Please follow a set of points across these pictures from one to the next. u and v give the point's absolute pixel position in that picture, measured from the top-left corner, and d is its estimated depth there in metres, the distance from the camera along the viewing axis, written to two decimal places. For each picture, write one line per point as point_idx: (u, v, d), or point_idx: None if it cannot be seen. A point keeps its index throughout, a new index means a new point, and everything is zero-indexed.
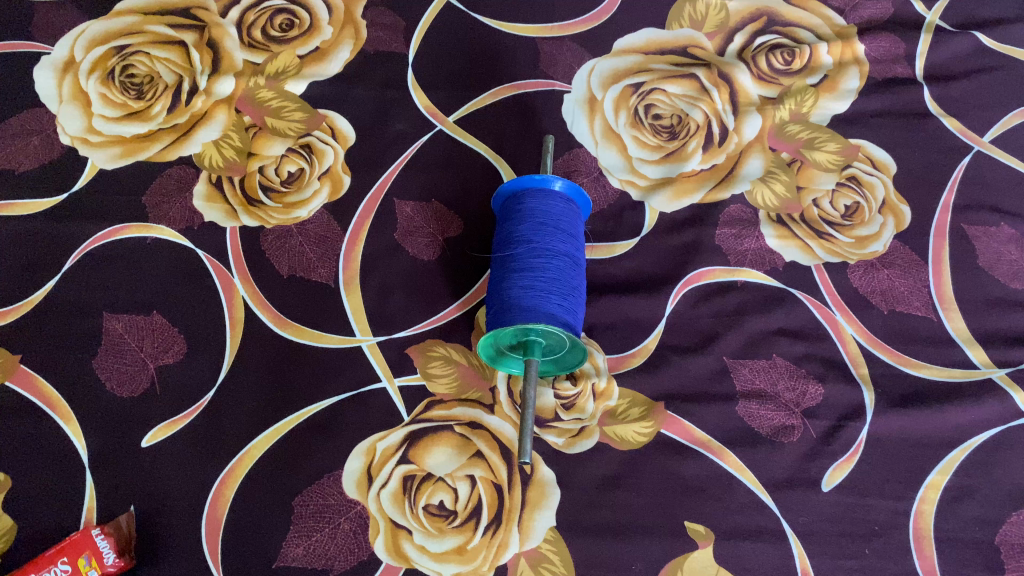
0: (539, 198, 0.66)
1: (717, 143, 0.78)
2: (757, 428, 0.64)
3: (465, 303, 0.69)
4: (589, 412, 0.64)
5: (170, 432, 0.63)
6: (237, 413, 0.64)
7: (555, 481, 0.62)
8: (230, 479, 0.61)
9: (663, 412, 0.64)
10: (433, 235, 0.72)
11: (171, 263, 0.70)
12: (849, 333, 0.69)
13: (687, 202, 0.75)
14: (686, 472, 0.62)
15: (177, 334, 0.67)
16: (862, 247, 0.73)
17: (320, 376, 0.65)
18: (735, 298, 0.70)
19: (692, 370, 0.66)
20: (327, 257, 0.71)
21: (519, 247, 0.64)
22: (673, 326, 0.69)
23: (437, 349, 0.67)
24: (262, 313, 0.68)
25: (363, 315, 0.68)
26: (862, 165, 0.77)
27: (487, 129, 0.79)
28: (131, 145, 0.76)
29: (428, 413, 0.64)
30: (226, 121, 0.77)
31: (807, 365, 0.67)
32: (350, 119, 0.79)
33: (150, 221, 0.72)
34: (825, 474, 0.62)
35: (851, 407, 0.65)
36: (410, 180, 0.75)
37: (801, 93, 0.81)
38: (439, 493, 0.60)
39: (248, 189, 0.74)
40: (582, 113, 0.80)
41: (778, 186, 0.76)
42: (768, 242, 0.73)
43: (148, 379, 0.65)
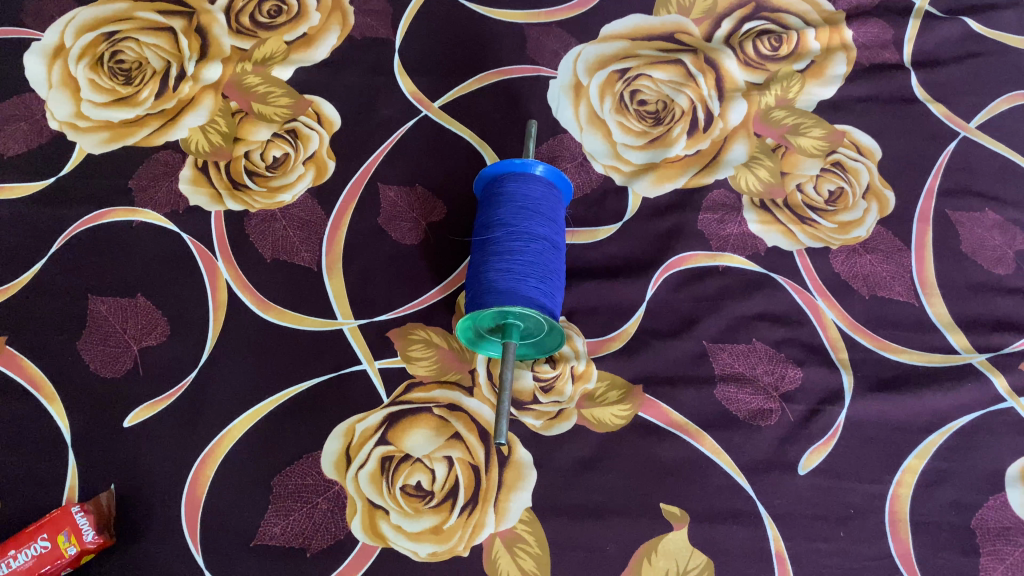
0: (518, 182, 0.66)
1: (702, 129, 0.78)
2: (735, 412, 0.64)
3: (447, 287, 0.70)
4: (568, 395, 0.65)
5: (152, 412, 0.64)
6: (219, 394, 0.64)
7: (531, 463, 0.62)
8: (210, 458, 0.62)
9: (640, 395, 0.65)
10: (416, 219, 0.73)
11: (156, 246, 0.71)
12: (830, 317, 0.69)
13: (671, 187, 0.75)
14: (663, 454, 0.62)
15: (161, 316, 0.68)
16: (845, 232, 0.73)
17: (302, 358, 0.66)
18: (716, 283, 0.70)
19: (671, 354, 0.67)
20: (311, 241, 0.71)
21: (498, 231, 0.65)
22: (653, 311, 0.69)
23: (418, 332, 0.67)
24: (245, 296, 0.69)
25: (345, 298, 0.69)
26: (847, 151, 0.77)
27: (473, 114, 0.79)
28: (119, 130, 0.77)
29: (407, 395, 0.64)
30: (213, 106, 0.77)
31: (786, 349, 0.67)
32: (337, 105, 0.79)
33: (136, 205, 0.73)
34: (802, 457, 0.63)
35: (830, 391, 0.65)
36: (394, 165, 0.76)
37: (787, 79, 0.81)
38: (416, 474, 0.61)
39: (233, 174, 0.74)
40: (567, 99, 0.80)
41: (762, 172, 0.76)
42: (751, 227, 0.73)
43: (131, 361, 0.65)
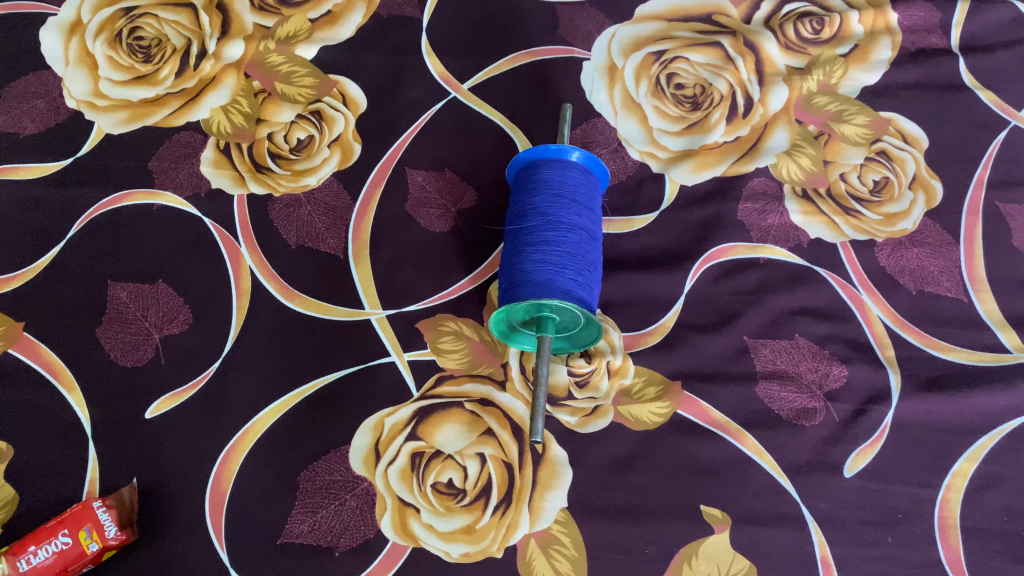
0: (554, 169, 0.64)
1: (741, 115, 0.75)
2: (778, 411, 0.62)
3: (478, 277, 0.67)
4: (604, 391, 0.62)
5: (174, 403, 0.61)
6: (243, 386, 0.62)
7: (567, 461, 0.60)
8: (234, 452, 0.60)
9: (679, 392, 0.62)
10: (445, 206, 0.70)
11: (178, 231, 0.69)
12: (875, 313, 0.66)
13: (709, 175, 0.73)
14: (703, 454, 0.60)
15: (183, 303, 0.65)
16: (891, 225, 0.70)
17: (328, 349, 0.64)
18: (757, 275, 0.68)
19: (711, 350, 0.64)
20: (337, 227, 0.69)
21: (534, 219, 0.62)
22: (692, 304, 0.66)
23: (448, 323, 0.65)
24: (269, 283, 0.66)
25: (372, 287, 0.66)
26: (892, 139, 0.74)
27: (503, 96, 0.76)
28: (138, 110, 0.74)
29: (437, 389, 0.62)
30: (235, 86, 0.75)
31: (830, 346, 0.65)
32: (362, 85, 0.76)
33: (156, 188, 0.71)
34: (847, 459, 0.60)
35: (876, 390, 0.63)
36: (422, 149, 0.73)
37: (830, 63, 0.78)
38: (447, 471, 0.59)
39: (256, 156, 0.72)
40: (602, 81, 0.77)
41: (804, 160, 0.73)
42: (793, 218, 0.71)
43: (152, 350, 0.63)
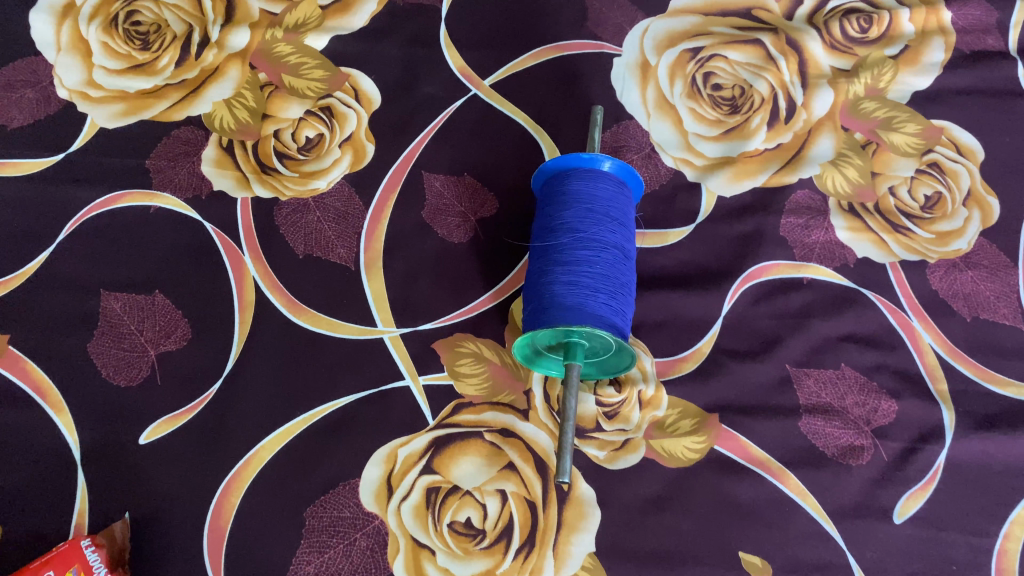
0: (586, 180, 0.58)
1: (783, 120, 0.70)
2: (823, 449, 0.57)
3: (499, 293, 0.62)
4: (635, 422, 0.58)
5: (171, 428, 0.57)
6: (245, 410, 0.57)
7: (595, 501, 0.55)
8: (236, 484, 0.55)
9: (716, 425, 0.58)
10: (464, 214, 0.65)
11: (176, 238, 0.64)
12: (927, 341, 0.61)
13: (749, 185, 0.68)
14: (742, 495, 0.56)
15: (181, 317, 0.61)
16: (944, 244, 0.65)
17: (337, 370, 0.59)
18: (801, 298, 0.63)
19: (751, 379, 0.59)
20: (348, 235, 0.64)
21: (564, 236, 0.57)
22: (730, 328, 0.62)
23: (466, 344, 0.60)
24: (274, 297, 0.61)
25: (386, 303, 0.62)
26: (945, 150, 0.69)
27: (527, 94, 0.71)
28: (135, 102, 0.69)
29: (455, 417, 0.58)
30: (239, 78, 0.70)
31: (879, 378, 0.60)
32: (376, 80, 0.71)
33: (154, 188, 0.65)
34: (897, 503, 0.56)
35: (928, 428, 0.58)
36: (440, 151, 0.68)
37: (878, 65, 0.72)
38: (465, 509, 0.54)
39: (262, 155, 0.67)
40: (633, 80, 0.72)
41: (850, 171, 0.68)
42: (838, 235, 0.66)
43: (148, 368, 0.59)
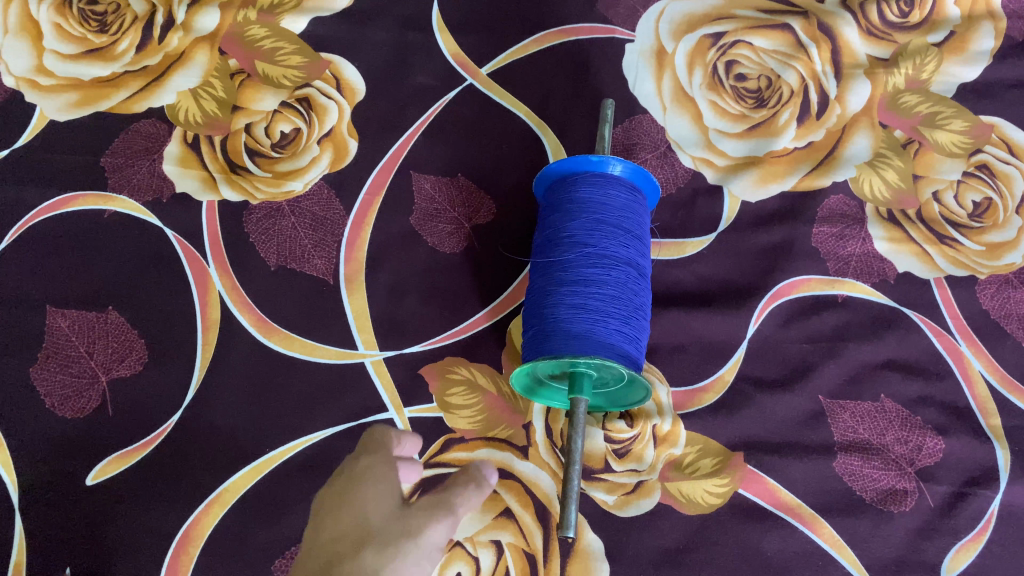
0: (595, 186, 0.51)
1: (814, 115, 0.62)
2: (860, 493, 0.51)
3: (496, 311, 0.55)
4: (649, 462, 0.51)
5: (122, 466, 0.50)
6: (207, 447, 0.51)
7: (602, 554, 0.49)
8: (194, 532, 0.49)
9: (741, 466, 0.51)
10: (458, 220, 0.58)
11: (134, 246, 0.57)
12: (977, 369, 0.55)
13: (776, 189, 0.61)
14: (770, 547, 0.49)
15: (137, 338, 0.54)
16: (995, 258, 0.58)
17: (313, 400, 0.52)
18: (835, 318, 0.56)
19: (779, 413, 0.53)
20: (326, 244, 0.57)
21: (570, 251, 0.49)
22: (755, 353, 0.55)
23: (458, 370, 0.53)
24: (242, 314, 0.55)
25: (368, 322, 0.55)
26: (996, 151, 0.61)
27: (530, 84, 0.63)
28: (90, 91, 0.62)
29: (444, 455, 0.51)
30: (208, 64, 0.62)
31: (923, 411, 0.53)
32: (360, 67, 0.64)
33: (109, 190, 0.58)
34: (945, 558, 0.49)
35: (979, 470, 0.51)
36: (431, 148, 0.61)
37: (921, 54, 0.64)
38: (455, 563, 0.48)
39: (231, 153, 0.60)
40: (647, 69, 0.64)
41: (889, 174, 0.61)
42: (876, 246, 0.58)
43: (99, 398, 0.52)
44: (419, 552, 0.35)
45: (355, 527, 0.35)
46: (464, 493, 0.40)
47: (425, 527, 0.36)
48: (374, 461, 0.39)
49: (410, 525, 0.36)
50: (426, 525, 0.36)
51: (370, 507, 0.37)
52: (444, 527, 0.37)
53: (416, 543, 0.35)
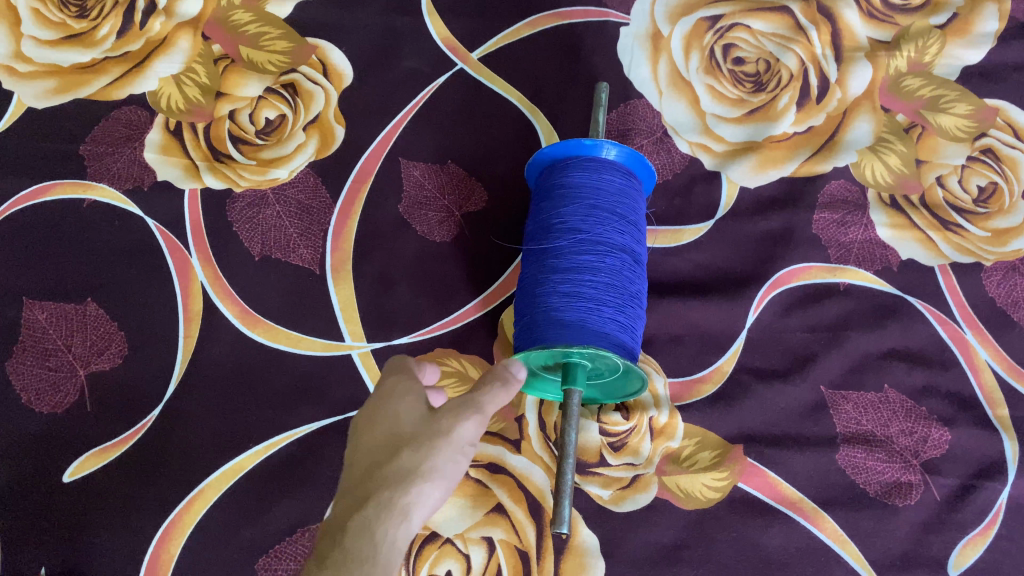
0: (588, 170, 0.49)
1: (814, 99, 0.61)
2: (865, 487, 0.49)
3: (488, 302, 0.54)
4: (645, 455, 0.50)
5: (100, 463, 0.49)
6: (188, 443, 0.49)
7: (598, 550, 0.47)
8: (174, 530, 0.47)
9: (741, 459, 0.50)
10: (448, 208, 0.56)
11: (114, 236, 0.55)
12: (983, 358, 0.53)
13: (775, 175, 0.59)
14: (771, 543, 0.48)
15: (117, 330, 0.52)
16: (1001, 244, 0.56)
17: (298, 393, 0.51)
18: (837, 307, 0.54)
19: (779, 404, 0.51)
20: (312, 234, 0.55)
21: (562, 237, 0.48)
22: (755, 343, 0.53)
23: (449, 362, 0.52)
24: (225, 306, 0.53)
25: (356, 313, 0.53)
26: (1001, 135, 0.60)
27: (522, 69, 0.62)
28: (69, 78, 0.60)
29: None
30: (191, 50, 0.61)
31: (929, 402, 0.51)
32: (347, 52, 0.62)
33: (88, 178, 0.57)
34: (952, 553, 0.48)
35: (987, 462, 0.50)
36: (420, 135, 0.59)
37: (923, 36, 0.63)
38: (445, 561, 0.47)
39: (215, 140, 0.58)
40: (643, 53, 0.62)
41: (892, 159, 0.59)
42: (879, 232, 0.57)
43: (76, 392, 0.50)
44: (453, 450, 0.36)
45: (390, 433, 0.37)
46: (490, 391, 0.38)
47: (455, 425, 0.36)
48: (400, 373, 0.40)
49: (440, 424, 0.36)
50: (456, 423, 0.36)
51: (402, 413, 0.37)
52: (475, 421, 0.37)
53: (448, 441, 0.36)
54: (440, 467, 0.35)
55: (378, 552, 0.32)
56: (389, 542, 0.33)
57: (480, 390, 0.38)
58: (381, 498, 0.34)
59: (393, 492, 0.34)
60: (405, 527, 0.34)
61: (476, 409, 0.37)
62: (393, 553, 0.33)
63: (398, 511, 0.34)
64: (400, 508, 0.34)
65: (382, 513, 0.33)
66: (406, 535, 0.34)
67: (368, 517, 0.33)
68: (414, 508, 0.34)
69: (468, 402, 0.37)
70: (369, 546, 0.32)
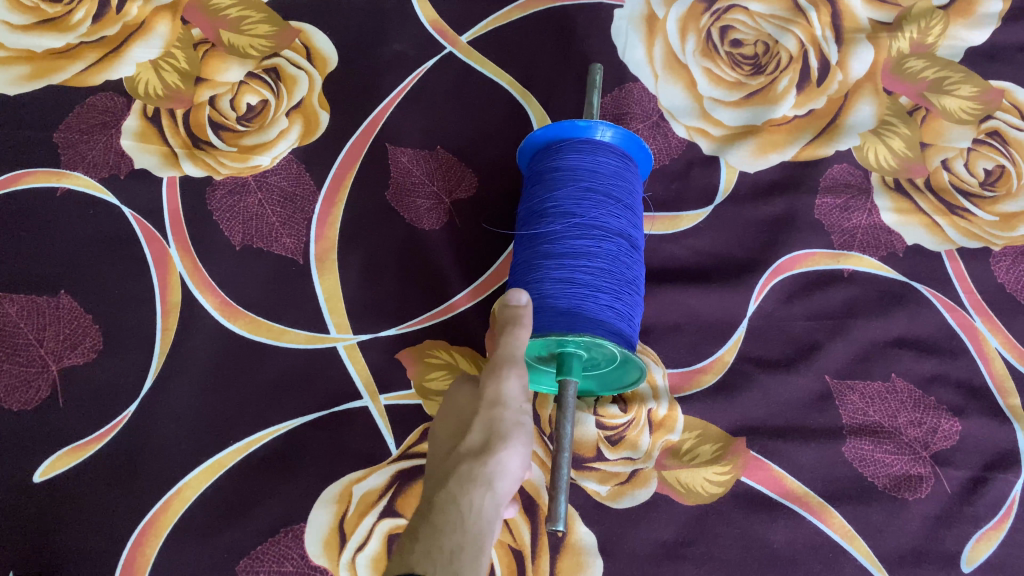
0: (582, 153, 0.47)
1: (815, 82, 0.59)
2: (873, 480, 0.47)
3: (479, 291, 0.52)
4: (644, 450, 0.48)
5: (72, 462, 0.46)
6: (166, 440, 0.47)
7: (595, 549, 0.45)
8: (151, 532, 0.45)
9: (744, 452, 0.48)
10: (437, 195, 0.54)
11: (88, 226, 0.53)
12: (993, 346, 0.51)
13: (776, 159, 0.57)
14: (776, 539, 0.45)
15: (92, 324, 0.50)
16: (1009, 228, 0.54)
17: (281, 387, 0.48)
18: (841, 294, 0.53)
19: (783, 395, 0.49)
20: (296, 222, 0.53)
21: (556, 222, 0.45)
22: (757, 332, 0.51)
23: (438, 354, 0.50)
24: (205, 297, 0.51)
25: (341, 304, 0.51)
26: (1007, 116, 0.58)
27: (513, 52, 0.60)
28: (43, 64, 0.58)
29: (422, 446, 0.47)
30: (169, 34, 0.58)
31: (938, 392, 0.50)
32: (332, 36, 0.60)
33: (62, 166, 0.54)
34: (966, 548, 0.45)
35: (1000, 453, 0.48)
36: (408, 120, 0.57)
37: (926, 17, 0.61)
38: None
39: (194, 127, 0.56)
40: (637, 36, 0.60)
41: (895, 142, 0.57)
42: (884, 217, 0.55)
43: (48, 388, 0.48)
44: (510, 410, 0.37)
45: (459, 419, 0.39)
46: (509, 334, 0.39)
47: (501, 385, 0.38)
48: None
49: (490, 392, 0.38)
50: (500, 383, 0.38)
51: (461, 399, 0.40)
52: (516, 374, 0.38)
53: (502, 403, 0.37)
54: (507, 431, 0.37)
55: (465, 520, 0.33)
56: (475, 509, 0.34)
57: (500, 339, 0.39)
58: (460, 474, 0.35)
59: (471, 465, 0.35)
60: (491, 494, 0.35)
61: (510, 362, 0.38)
62: (483, 519, 0.33)
63: (479, 481, 0.35)
64: (481, 479, 0.35)
65: (463, 485, 0.34)
66: (494, 502, 0.35)
67: (453, 494, 0.34)
68: (493, 474, 0.35)
69: (496, 359, 0.39)
70: (453, 514, 0.33)
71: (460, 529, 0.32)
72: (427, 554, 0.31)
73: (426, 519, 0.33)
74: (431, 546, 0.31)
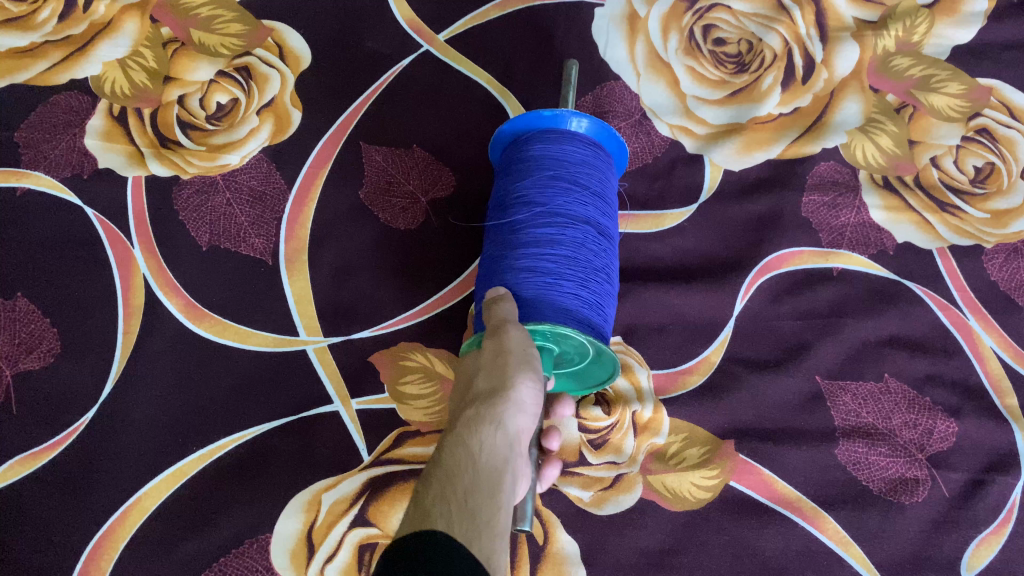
0: (549, 142, 0.45)
1: (800, 79, 0.58)
2: (868, 484, 0.45)
3: (455, 292, 0.50)
4: (628, 453, 0.46)
5: (25, 471, 0.44)
6: (124, 448, 0.44)
7: (578, 558, 0.43)
8: (106, 545, 0.42)
9: (733, 455, 0.46)
10: (411, 194, 0.52)
11: (47, 227, 0.50)
12: (988, 345, 0.49)
13: (761, 157, 0.56)
14: (768, 546, 0.43)
15: (49, 328, 0.47)
16: (1002, 226, 0.53)
17: (247, 392, 0.46)
18: (831, 292, 0.51)
19: (772, 397, 0.47)
20: (265, 222, 0.51)
21: (521, 211, 0.44)
22: (744, 332, 0.50)
23: (414, 357, 0.47)
24: (169, 300, 0.49)
25: (312, 306, 0.49)
26: (996, 114, 0.56)
27: (491, 51, 0.58)
28: (6, 63, 0.56)
29: (397, 451, 0.45)
30: (137, 33, 0.57)
31: (932, 392, 0.48)
32: (305, 35, 0.58)
33: (22, 166, 0.52)
34: (965, 554, 0.43)
35: (998, 455, 0.46)
36: (383, 119, 0.55)
37: (911, 16, 0.60)
38: None
39: (162, 127, 0.54)
40: (619, 34, 0.59)
41: (884, 139, 0.56)
42: (873, 215, 0.53)
43: (2, 394, 0.45)
44: (513, 356, 0.36)
45: (465, 374, 0.38)
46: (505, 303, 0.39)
47: (499, 335, 0.37)
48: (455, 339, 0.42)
49: (491, 344, 0.37)
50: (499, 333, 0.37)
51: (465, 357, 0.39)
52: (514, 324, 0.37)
53: (504, 350, 0.36)
54: (511, 373, 0.36)
55: (477, 460, 0.32)
56: (486, 448, 0.33)
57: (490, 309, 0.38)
58: (468, 418, 0.34)
59: (477, 408, 0.35)
60: (502, 433, 0.34)
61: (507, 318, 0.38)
62: (495, 457, 0.33)
63: (487, 424, 0.34)
64: (489, 421, 0.34)
65: (470, 428, 0.34)
66: (506, 440, 0.34)
67: (461, 437, 0.33)
68: (502, 414, 0.34)
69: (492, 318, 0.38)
70: (464, 455, 0.32)
71: (472, 470, 0.32)
72: (440, 499, 0.30)
73: (437, 464, 0.33)
74: (444, 488, 0.31)
